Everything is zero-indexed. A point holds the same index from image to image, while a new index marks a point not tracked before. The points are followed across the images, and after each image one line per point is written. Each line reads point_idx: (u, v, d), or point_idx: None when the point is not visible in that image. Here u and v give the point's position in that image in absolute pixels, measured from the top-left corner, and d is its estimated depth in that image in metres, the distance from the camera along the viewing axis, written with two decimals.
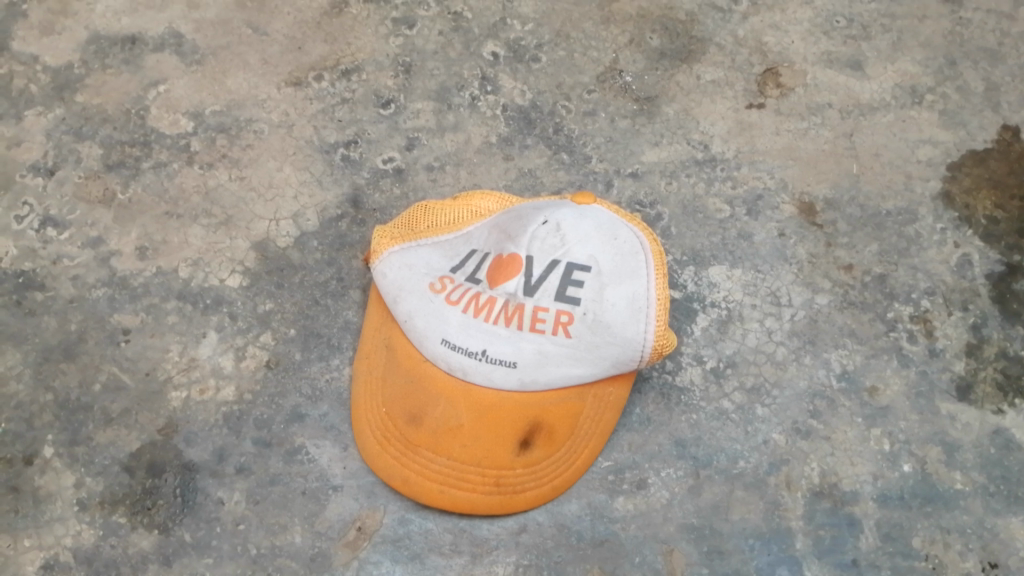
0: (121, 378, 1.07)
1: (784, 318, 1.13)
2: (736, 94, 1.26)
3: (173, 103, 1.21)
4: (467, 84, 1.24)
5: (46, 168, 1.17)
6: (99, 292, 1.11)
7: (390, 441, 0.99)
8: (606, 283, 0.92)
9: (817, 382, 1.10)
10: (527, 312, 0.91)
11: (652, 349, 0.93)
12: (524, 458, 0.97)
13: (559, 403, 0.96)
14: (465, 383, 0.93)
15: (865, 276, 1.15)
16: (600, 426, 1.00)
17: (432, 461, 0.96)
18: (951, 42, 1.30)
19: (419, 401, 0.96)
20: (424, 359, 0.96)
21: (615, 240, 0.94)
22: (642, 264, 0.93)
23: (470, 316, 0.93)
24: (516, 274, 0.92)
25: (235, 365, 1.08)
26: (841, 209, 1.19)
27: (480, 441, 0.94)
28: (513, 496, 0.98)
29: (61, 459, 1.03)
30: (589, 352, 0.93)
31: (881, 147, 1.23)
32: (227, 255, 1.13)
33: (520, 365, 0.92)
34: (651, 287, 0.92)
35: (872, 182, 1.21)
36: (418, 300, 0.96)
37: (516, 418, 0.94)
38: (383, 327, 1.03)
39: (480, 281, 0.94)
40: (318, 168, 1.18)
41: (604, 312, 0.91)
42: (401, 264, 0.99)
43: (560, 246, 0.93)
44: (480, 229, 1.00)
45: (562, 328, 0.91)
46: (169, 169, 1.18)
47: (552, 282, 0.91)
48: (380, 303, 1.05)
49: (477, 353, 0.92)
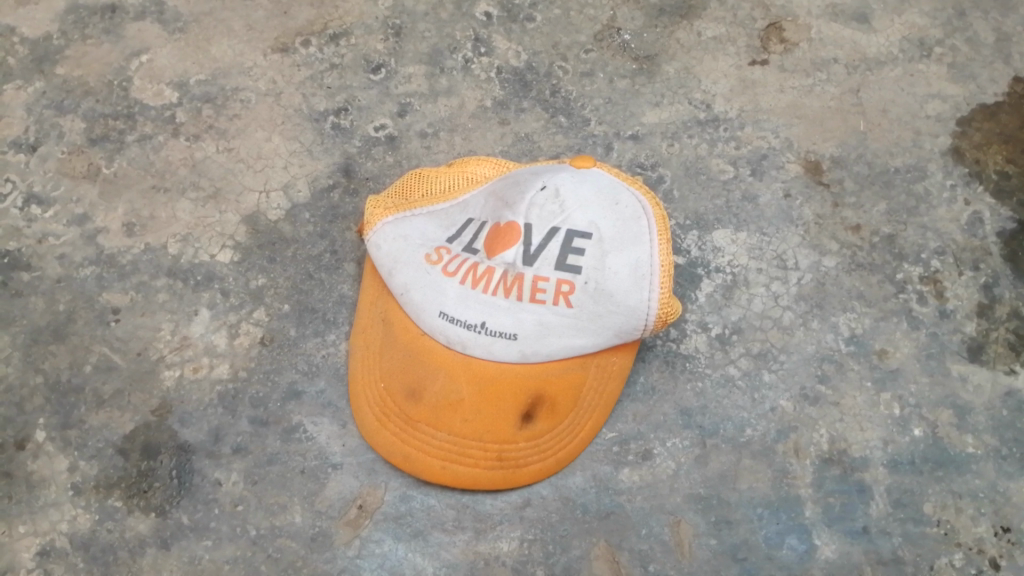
0: (112, 359, 1.04)
1: (791, 282, 1.10)
2: (738, 50, 1.21)
3: (157, 72, 1.17)
4: (460, 46, 1.20)
5: (27, 143, 1.14)
6: (87, 271, 1.08)
7: (389, 417, 0.96)
8: (608, 250, 0.89)
9: (825, 346, 1.07)
10: (526, 282, 0.88)
11: (656, 317, 0.90)
12: (527, 432, 0.94)
13: (562, 374, 0.93)
14: (464, 356, 0.91)
15: (873, 237, 1.12)
16: (604, 397, 0.98)
17: (432, 436, 0.94)
18: None
19: (418, 375, 0.93)
20: (421, 333, 0.93)
21: (616, 205, 0.91)
22: (645, 230, 0.90)
23: (468, 287, 0.90)
24: (515, 243, 0.89)
25: (228, 343, 1.05)
26: (849, 167, 1.16)
27: (481, 415, 0.92)
28: (516, 470, 0.96)
29: (54, 443, 1.01)
30: (591, 322, 0.90)
31: (889, 103, 1.19)
32: (217, 230, 1.10)
33: (520, 337, 0.89)
34: (654, 254, 0.89)
35: (880, 139, 1.17)
36: (415, 272, 0.93)
37: (517, 390, 0.92)
38: (379, 301, 1.00)
39: (477, 251, 0.91)
40: (307, 137, 1.15)
41: (607, 281, 0.88)
42: (396, 235, 0.96)
43: (560, 213, 0.90)
44: (476, 197, 0.97)
45: (563, 298, 0.89)
46: (154, 142, 1.14)
47: (552, 250, 0.88)
48: (375, 275, 1.02)
49: (476, 325, 0.89)
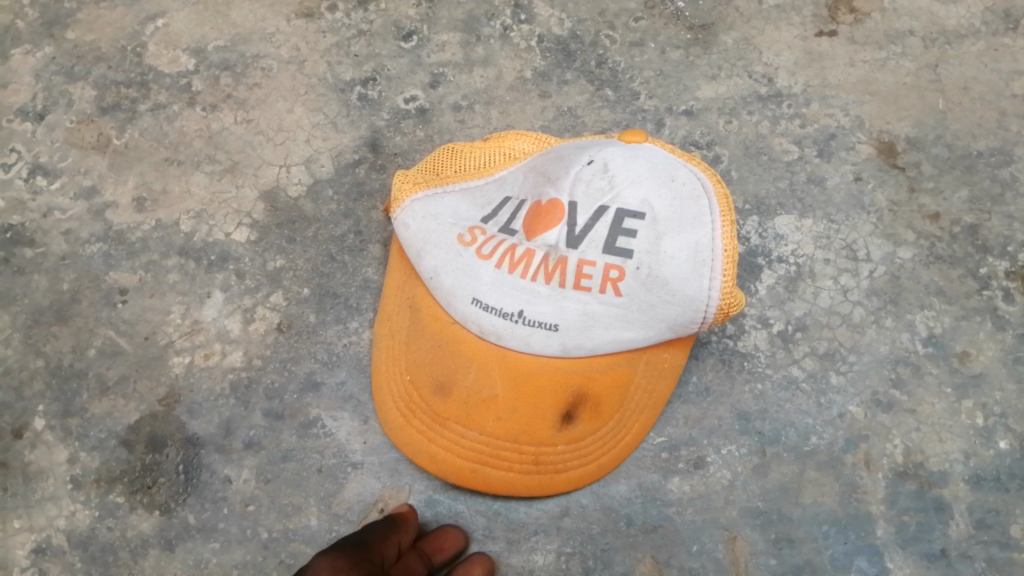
0: (118, 343, 0.97)
1: (862, 275, 0.99)
2: (804, 19, 1.10)
3: (173, 38, 1.09)
4: (498, 13, 1.10)
5: (35, 111, 1.06)
6: (94, 248, 1.00)
7: (415, 414, 0.87)
8: (663, 232, 0.78)
9: (900, 347, 0.96)
10: (570, 266, 0.77)
11: (716, 309, 0.79)
12: (566, 434, 0.84)
13: (608, 370, 0.83)
14: (499, 349, 0.80)
15: (954, 227, 1.01)
16: (652, 397, 0.88)
17: (462, 436, 0.84)
18: None
19: (446, 369, 0.83)
20: (452, 322, 0.83)
21: (672, 182, 0.80)
22: (705, 210, 0.79)
23: (504, 272, 0.79)
24: (558, 222, 0.78)
25: (242, 329, 0.97)
26: (926, 149, 1.04)
27: (517, 415, 0.82)
28: (554, 475, 0.87)
29: (53, 432, 0.94)
30: (643, 313, 0.79)
31: (971, 79, 1.08)
32: (233, 207, 1.02)
33: (562, 329, 0.78)
34: (715, 237, 0.78)
35: (961, 119, 1.06)
36: (446, 254, 0.83)
37: (557, 389, 0.81)
38: (407, 286, 0.90)
39: (516, 231, 0.80)
40: (332, 108, 1.06)
41: (662, 267, 0.77)
42: (425, 214, 0.86)
43: (609, 191, 0.79)
44: (515, 174, 0.86)
45: (611, 286, 0.77)
46: (169, 112, 1.06)
47: (600, 231, 0.77)
48: (403, 258, 0.93)
49: (513, 314, 0.78)
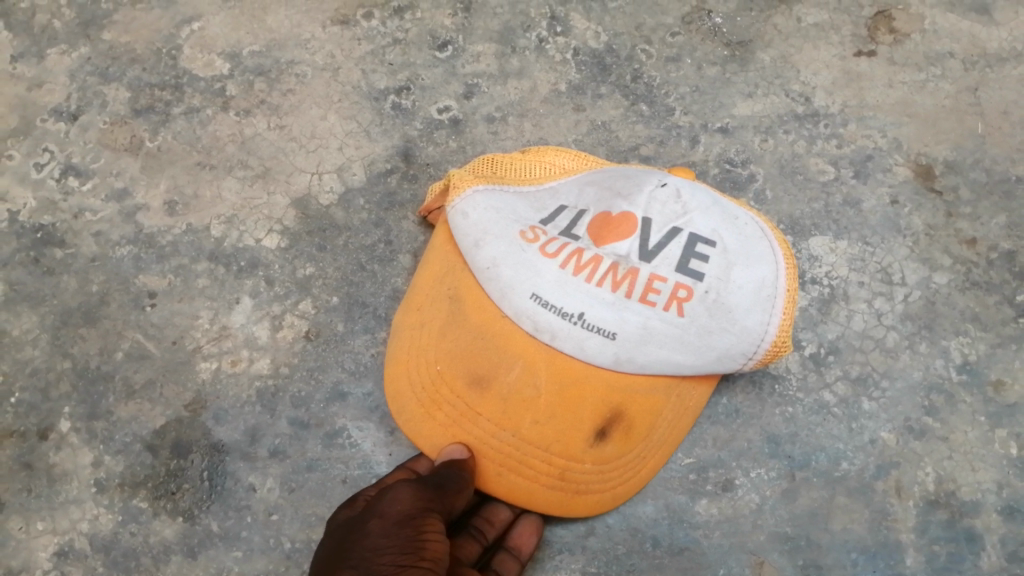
0: (146, 347, 0.96)
1: (897, 299, 0.98)
2: (843, 39, 1.09)
3: (208, 42, 1.09)
4: (535, 24, 1.09)
5: (69, 112, 1.06)
6: (124, 250, 1.00)
7: (441, 405, 0.84)
8: (732, 262, 0.80)
9: (934, 374, 0.95)
10: (640, 278, 0.78)
11: (768, 347, 0.81)
12: (595, 452, 0.83)
13: (648, 393, 0.82)
14: (551, 350, 0.78)
15: (991, 253, 1.00)
16: (676, 430, 0.88)
17: (493, 435, 0.82)
18: None
19: (489, 364, 0.81)
20: (502, 316, 0.80)
21: (736, 222, 0.84)
22: (769, 252, 0.82)
23: (568, 273, 0.77)
24: (631, 234, 0.79)
25: (271, 336, 0.97)
26: (964, 173, 1.03)
27: (555, 421, 0.80)
28: (576, 495, 0.85)
29: (78, 434, 0.93)
30: (698, 338, 0.79)
31: (1011, 104, 1.06)
32: (264, 212, 1.01)
33: (619, 339, 0.77)
34: (778, 278, 0.81)
35: (1001, 144, 1.04)
36: (505, 246, 0.81)
37: (601, 400, 0.80)
38: (448, 276, 0.87)
39: (582, 237, 0.80)
40: (365, 117, 1.05)
41: (727, 295, 0.79)
42: (483, 204, 0.84)
43: (682, 214, 0.81)
44: (574, 186, 0.86)
45: (676, 305, 0.78)
46: (202, 116, 1.05)
47: (673, 250, 0.79)
48: (442, 252, 0.90)
49: (572, 315, 0.77)
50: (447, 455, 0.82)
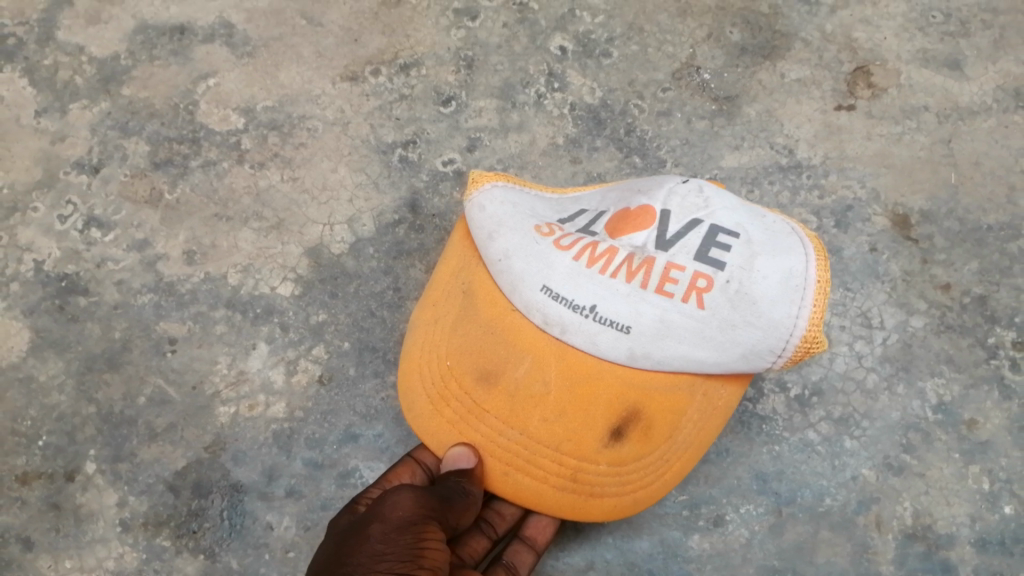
0: (167, 392, 1.02)
1: (876, 342, 1.04)
2: (824, 94, 1.16)
3: (223, 97, 1.14)
4: (533, 81, 1.15)
5: (90, 165, 1.12)
6: (145, 298, 1.05)
7: (448, 400, 0.85)
8: (756, 253, 0.81)
9: (911, 413, 1.01)
10: (656, 268, 0.79)
11: (796, 342, 0.79)
12: (612, 452, 0.83)
13: (665, 391, 0.82)
14: (560, 343, 0.80)
15: (964, 298, 1.06)
16: (700, 433, 0.87)
17: (501, 433, 0.83)
18: None
19: (498, 360, 0.83)
20: (511, 310, 0.83)
21: (763, 220, 0.86)
22: (798, 245, 0.82)
23: (581, 265, 0.80)
24: (648, 227, 0.82)
25: (285, 381, 1.02)
26: (939, 222, 1.09)
27: (565, 419, 0.81)
28: (590, 499, 0.84)
29: (103, 476, 0.99)
30: (719, 332, 0.79)
31: (982, 155, 1.13)
32: (278, 261, 1.07)
33: (633, 332, 0.78)
34: (808, 268, 0.80)
35: (973, 193, 1.11)
36: (520, 240, 0.84)
37: (614, 397, 0.81)
38: (462, 275, 0.90)
39: (597, 233, 0.83)
40: (374, 169, 1.11)
41: (751, 285, 0.79)
42: (502, 201, 0.88)
43: (703, 210, 0.84)
44: (593, 195, 0.91)
45: (695, 295, 0.79)
46: (218, 169, 1.11)
47: (691, 241, 0.81)
48: (460, 251, 0.93)
49: (583, 308, 0.79)
50: (451, 459, 0.83)
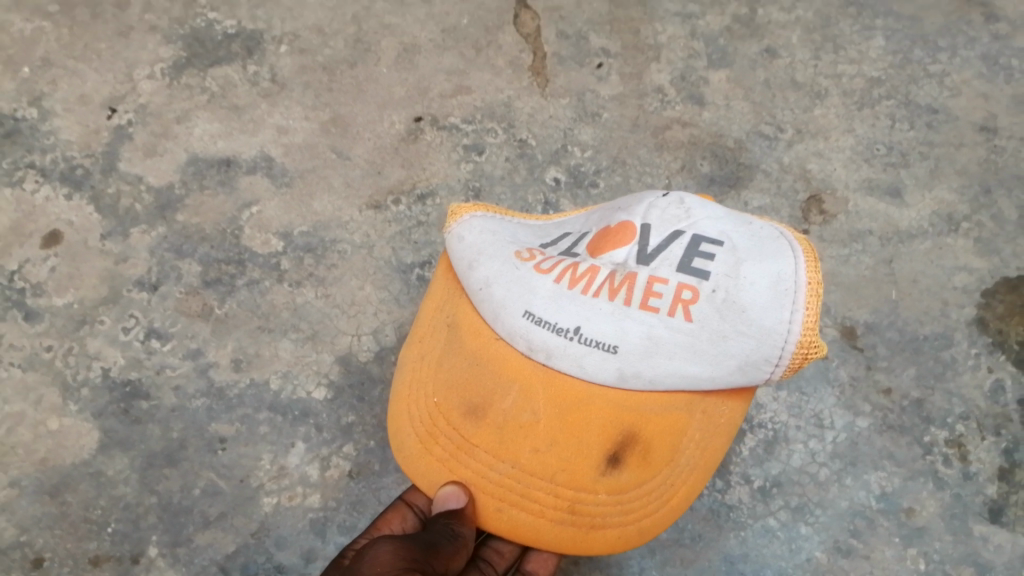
0: (218, 484, 1.18)
1: (827, 439, 1.21)
2: (782, 220, 1.34)
3: (265, 223, 1.33)
4: (532, 209, 1.34)
5: (150, 282, 1.29)
6: (198, 401, 1.22)
7: (440, 436, 0.91)
8: (740, 259, 0.86)
9: (858, 502, 1.18)
10: (639, 285, 0.85)
11: (794, 348, 0.82)
12: (609, 482, 0.88)
13: (659, 412, 0.86)
14: (546, 371, 0.85)
15: (903, 400, 1.23)
16: (706, 454, 0.91)
17: (491, 468, 0.88)
18: (985, 170, 1.39)
19: (484, 393, 0.88)
20: (495, 339, 0.88)
21: (751, 227, 0.91)
22: (787, 248, 0.86)
23: (563, 288, 0.85)
24: (628, 244, 0.88)
25: (320, 475, 1.19)
26: (881, 333, 1.27)
27: (557, 448, 0.85)
28: (590, 528, 0.89)
29: (164, 559, 1.15)
30: (709, 345, 0.83)
31: (919, 274, 1.31)
32: (313, 368, 1.24)
33: (621, 351, 0.83)
34: (799, 270, 0.84)
35: (911, 307, 1.29)
36: (501, 266, 0.89)
37: (606, 421, 0.85)
38: (446, 307, 0.96)
39: (578, 255, 0.89)
40: (395, 287, 1.29)
41: (735, 293, 0.84)
42: (483, 230, 0.95)
43: (685, 223, 0.90)
44: (578, 220, 0.98)
45: (680, 309, 0.83)
46: (261, 286, 1.29)
47: (674, 254, 0.87)
48: (445, 284, 0.99)
49: (568, 331, 0.83)
50: (442, 500, 0.87)
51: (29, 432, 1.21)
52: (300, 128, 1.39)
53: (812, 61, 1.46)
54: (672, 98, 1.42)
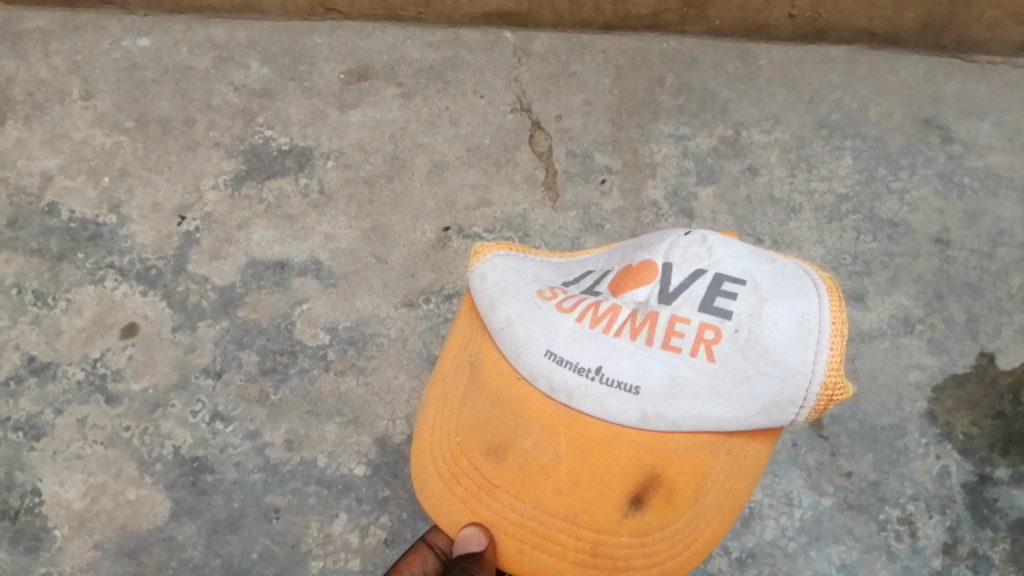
0: (273, 549, 1.38)
1: (795, 516, 1.41)
2: None
3: (314, 319, 1.54)
4: None
5: (214, 370, 1.51)
6: (256, 476, 1.43)
7: (462, 475, 1.02)
8: (761, 300, 0.91)
9: (821, 572, 1.37)
10: (661, 325, 0.92)
11: (817, 390, 0.87)
12: (632, 523, 0.96)
13: (682, 454, 0.93)
14: (569, 411, 0.94)
15: (862, 483, 1.42)
16: (729, 497, 0.98)
17: (516, 507, 0.98)
18: (939, 278, 1.59)
19: (511, 430, 0.98)
20: (521, 378, 0.98)
21: (774, 266, 0.96)
22: (811, 288, 0.91)
23: (585, 327, 0.94)
24: (651, 284, 0.96)
25: (360, 541, 1.39)
26: (844, 423, 1.46)
27: (580, 487, 0.95)
28: (612, 563, 0.98)
29: None
30: (729, 386, 0.89)
31: (878, 370, 1.50)
32: (354, 448, 1.45)
33: (642, 393, 0.90)
34: (822, 311, 0.89)
35: (871, 400, 1.48)
36: (528, 307, 0.98)
37: (628, 463, 0.93)
38: (473, 345, 1.06)
39: (602, 295, 0.97)
40: (424, 376, 1.50)
41: (755, 333, 0.89)
42: (509, 271, 1.04)
43: (707, 263, 0.97)
44: (605, 261, 1.06)
45: (700, 350, 0.90)
46: (310, 374, 1.50)
47: (696, 294, 0.93)
48: (473, 323, 1.09)
49: (589, 371, 0.92)
50: (464, 541, 1.00)
51: (110, 501, 1.41)
52: (344, 235, 1.62)
53: (788, 178, 1.68)
54: (665, 211, 1.64)
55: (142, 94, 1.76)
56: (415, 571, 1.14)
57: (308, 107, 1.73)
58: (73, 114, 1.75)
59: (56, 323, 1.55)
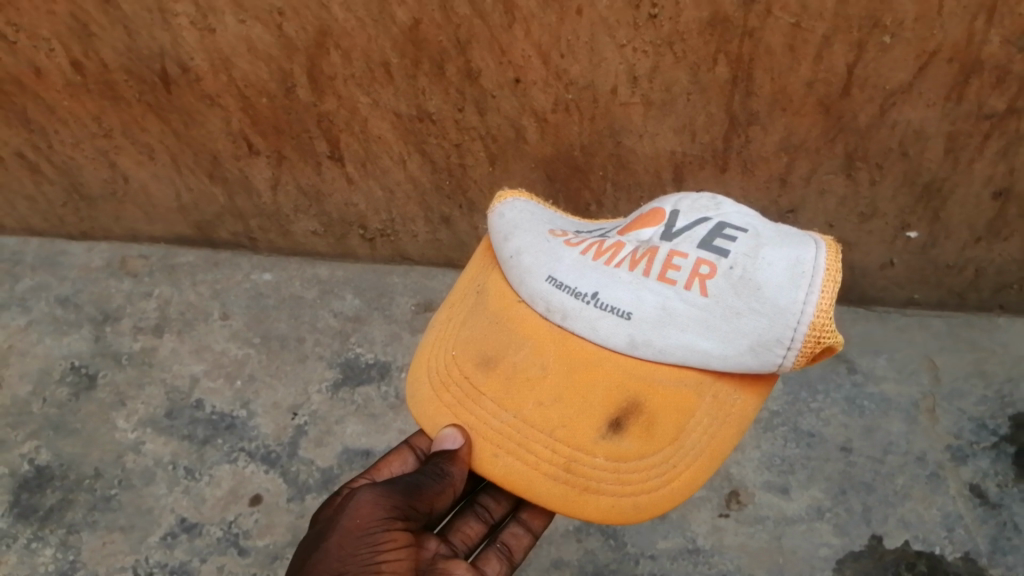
0: None
1: None
2: (713, 504, 2.13)
3: None
4: None
5: None
6: None
7: (453, 385, 1.34)
8: (757, 250, 1.24)
9: None
10: (658, 267, 1.26)
11: (805, 330, 1.17)
12: (611, 446, 1.24)
13: (668, 387, 1.23)
14: (561, 332, 1.27)
15: None
16: (710, 443, 1.27)
17: (498, 415, 1.27)
18: (843, 477, 2.15)
19: (508, 346, 1.31)
20: (522, 302, 1.33)
21: (776, 228, 1.31)
22: (811, 246, 1.23)
23: (586, 264, 1.30)
24: (655, 233, 1.33)
25: None
26: None
27: (560, 403, 1.24)
28: (584, 482, 1.24)
29: None
30: (712, 318, 1.21)
31: (798, 546, 2.05)
32: None
33: (632, 319, 1.23)
34: (818, 260, 1.20)
35: (793, 569, 2.02)
36: (544, 246, 1.36)
37: (610, 387, 1.23)
38: (490, 276, 1.44)
39: (613, 243, 1.34)
40: None
41: (740, 277, 1.22)
42: (525, 217, 1.45)
43: (713, 217, 1.33)
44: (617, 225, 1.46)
45: (688, 288, 1.23)
46: None
47: (695, 241, 1.28)
48: (492, 259, 1.49)
49: (586, 295, 1.26)
50: (440, 441, 1.30)
51: None
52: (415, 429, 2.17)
53: None
54: None
55: (266, 316, 2.42)
56: (395, 467, 1.59)
57: (388, 330, 2.37)
58: (214, 330, 2.39)
59: (202, 492, 2.10)
